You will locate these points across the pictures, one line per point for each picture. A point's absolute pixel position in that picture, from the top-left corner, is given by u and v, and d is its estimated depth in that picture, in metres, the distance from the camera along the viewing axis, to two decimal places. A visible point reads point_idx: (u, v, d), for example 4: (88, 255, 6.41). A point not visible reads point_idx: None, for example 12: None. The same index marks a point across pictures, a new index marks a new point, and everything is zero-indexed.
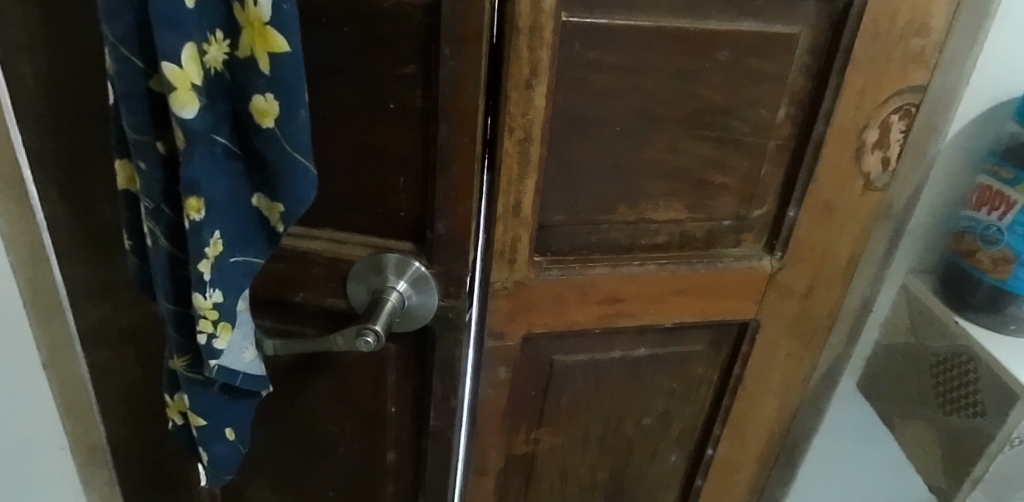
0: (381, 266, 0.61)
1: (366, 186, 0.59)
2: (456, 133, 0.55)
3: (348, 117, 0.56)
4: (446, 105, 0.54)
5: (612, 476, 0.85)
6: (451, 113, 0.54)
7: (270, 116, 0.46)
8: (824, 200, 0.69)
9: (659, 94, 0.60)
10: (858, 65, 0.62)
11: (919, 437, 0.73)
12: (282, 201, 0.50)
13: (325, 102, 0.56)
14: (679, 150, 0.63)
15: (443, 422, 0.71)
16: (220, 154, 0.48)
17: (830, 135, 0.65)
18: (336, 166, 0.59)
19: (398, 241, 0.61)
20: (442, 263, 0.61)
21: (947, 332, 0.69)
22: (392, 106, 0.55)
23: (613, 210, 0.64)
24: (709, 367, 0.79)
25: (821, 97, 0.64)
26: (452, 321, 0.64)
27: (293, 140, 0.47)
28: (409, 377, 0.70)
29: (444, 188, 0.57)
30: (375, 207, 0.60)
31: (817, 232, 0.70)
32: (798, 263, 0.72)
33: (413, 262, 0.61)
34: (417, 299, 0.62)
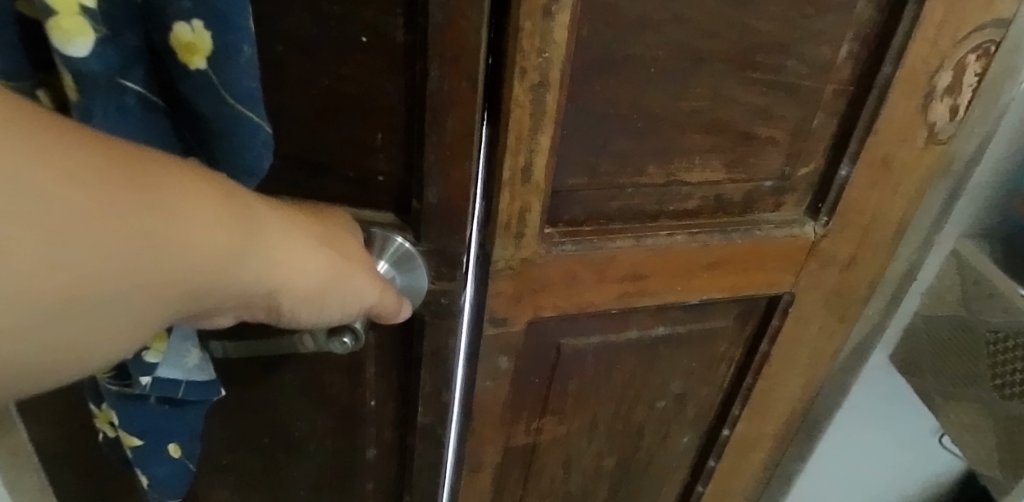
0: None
1: (335, 146, 0.46)
2: (452, 77, 0.42)
3: (309, 54, 0.42)
4: (440, 38, 0.41)
5: (619, 462, 0.77)
6: (448, 48, 0.41)
7: (200, 54, 0.32)
8: (882, 157, 0.58)
9: (704, 27, 0.47)
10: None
11: (969, 419, 0.67)
12: (225, 167, 0.37)
13: (277, 33, 0.42)
14: (722, 98, 0.51)
15: (433, 420, 0.61)
16: (132, 106, 0.35)
17: (901, 79, 0.54)
18: (294, 118, 0.45)
19: (377, 212, 0.49)
20: (432, 239, 0.49)
21: (1009, 308, 0.60)
22: (366, 41, 0.42)
23: (641, 171, 0.53)
24: (732, 344, 0.71)
25: (894, 32, 0.52)
26: (445, 307, 0.53)
27: (236, 86, 0.33)
28: (391, 369, 0.59)
29: (435, 148, 0.45)
30: (347, 171, 0.47)
31: (869, 194, 0.60)
32: (844, 230, 0.62)
33: (397, 238, 0.48)
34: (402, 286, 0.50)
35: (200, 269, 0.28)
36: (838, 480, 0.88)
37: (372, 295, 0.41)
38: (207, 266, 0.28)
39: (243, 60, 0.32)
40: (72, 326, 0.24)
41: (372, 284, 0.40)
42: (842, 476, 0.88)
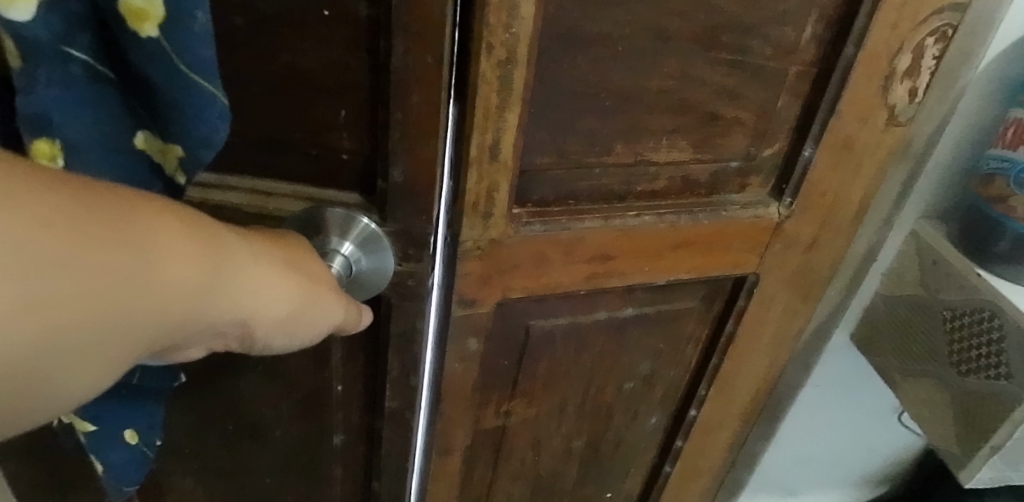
0: (320, 226, 0.47)
1: (299, 123, 0.45)
2: (416, 51, 0.41)
3: (267, 27, 0.41)
4: (404, 13, 0.40)
5: (589, 443, 0.78)
6: (412, 23, 0.40)
7: (152, 20, 0.31)
8: (845, 138, 0.59)
9: (671, 5, 0.47)
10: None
11: (926, 396, 0.69)
12: (180, 142, 0.36)
13: (235, 6, 0.40)
14: (689, 77, 0.51)
15: (401, 403, 0.60)
16: (78, 75, 0.33)
17: (864, 60, 0.54)
18: (254, 94, 0.44)
19: (340, 191, 0.48)
20: (398, 220, 0.48)
21: (965, 285, 0.62)
22: (327, 13, 0.41)
23: (608, 150, 0.53)
24: (698, 325, 0.72)
25: (857, 13, 0.53)
26: (411, 289, 0.52)
27: (190, 55, 0.32)
28: (359, 353, 0.58)
29: (400, 125, 0.44)
30: (311, 148, 0.46)
31: (832, 175, 0.61)
32: (808, 211, 0.63)
33: (361, 218, 0.47)
34: (365, 268, 0.49)
35: (164, 308, 0.26)
36: (800, 458, 0.90)
37: (340, 317, 0.39)
38: (175, 301, 0.26)
39: (196, 29, 0.31)
40: (23, 379, 0.22)
41: (339, 307, 0.39)
42: (805, 454, 0.90)
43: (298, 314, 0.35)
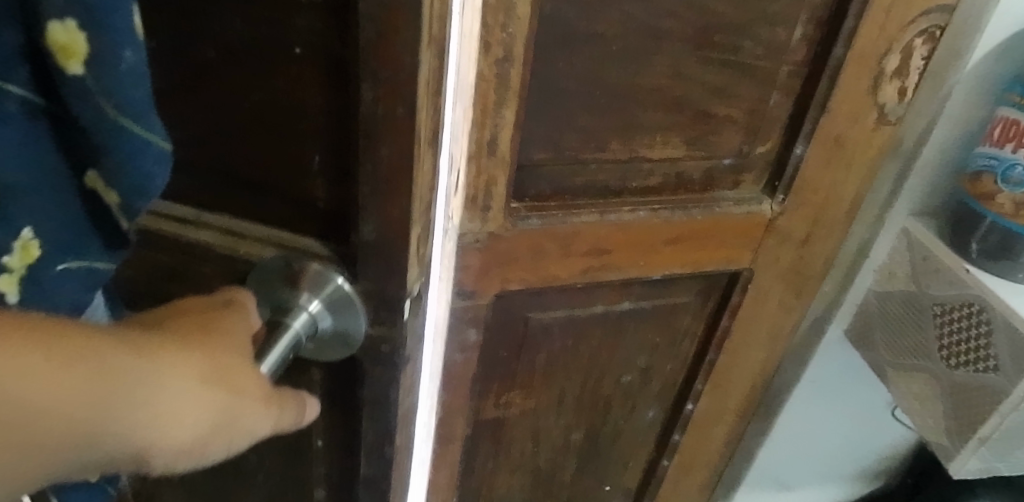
0: (289, 277, 0.41)
1: (263, 163, 0.39)
2: (388, 97, 0.34)
3: (232, 55, 0.35)
4: (373, 51, 0.33)
5: (587, 436, 0.79)
6: (381, 64, 0.33)
7: (76, 57, 0.27)
8: (835, 137, 0.61)
9: (663, 6, 0.49)
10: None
11: (917, 390, 0.69)
12: (111, 190, 0.31)
13: (198, 25, 0.35)
14: (682, 76, 0.53)
15: (376, 471, 0.53)
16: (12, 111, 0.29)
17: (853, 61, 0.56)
18: (218, 129, 0.38)
19: (313, 242, 0.41)
20: (368, 279, 0.41)
21: (955, 281, 0.64)
22: (297, 51, 0.35)
23: (604, 147, 0.55)
24: (694, 320, 0.73)
25: (845, 15, 0.54)
26: (386, 356, 0.45)
27: (116, 97, 0.28)
28: (337, 412, 0.52)
29: (372, 178, 0.37)
30: (278, 189, 0.40)
31: (824, 173, 0.63)
32: (800, 208, 0.65)
33: (334, 276, 0.41)
34: (334, 330, 0.43)
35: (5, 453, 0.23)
36: (797, 452, 0.92)
37: (271, 420, 0.35)
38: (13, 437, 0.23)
39: (122, 69, 0.27)
40: None
41: (268, 416, 0.35)
42: (801, 450, 0.91)
43: (225, 425, 0.31)
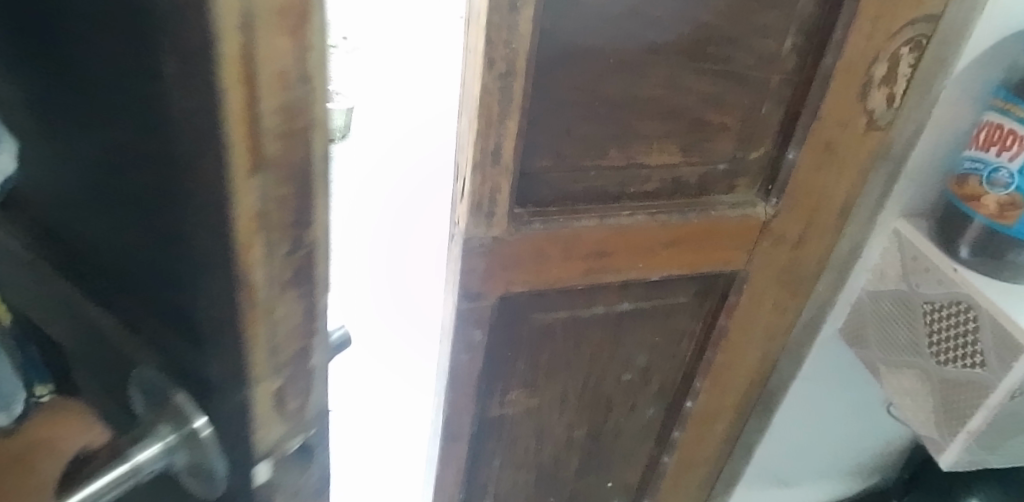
0: (153, 408, 0.25)
1: (111, 227, 0.23)
2: (204, 147, 0.17)
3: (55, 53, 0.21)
4: (159, 68, 0.16)
5: (589, 433, 0.82)
6: (177, 96, 0.16)
7: None
8: (826, 142, 0.63)
9: (658, 20, 0.51)
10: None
11: (909, 387, 0.71)
12: None
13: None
14: (678, 86, 0.56)
15: None
16: None
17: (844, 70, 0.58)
18: (73, 175, 0.24)
19: (164, 376, 0.24)
20: (228, 445, 0.24)
21: (943, 280, 0.66)
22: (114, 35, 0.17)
23: (603, 154, 0.57)
24: (692, 319, 0.76)
25: (835, 26, 0.57)
26: None
27: None
28: None
29: (215, 293, 0.20)
30: (109, 299, 0.26)
31: (816, 176, 0.65)
32: (794, 211, 0.67)
33: (197, 419, 0.24)
34: (189, 463, 0.25)
35: None
36: (794, 448, 0.94)
37: None
38: None
39: None
40: None
41: None
42: (799, 446, 0.94)
43: None
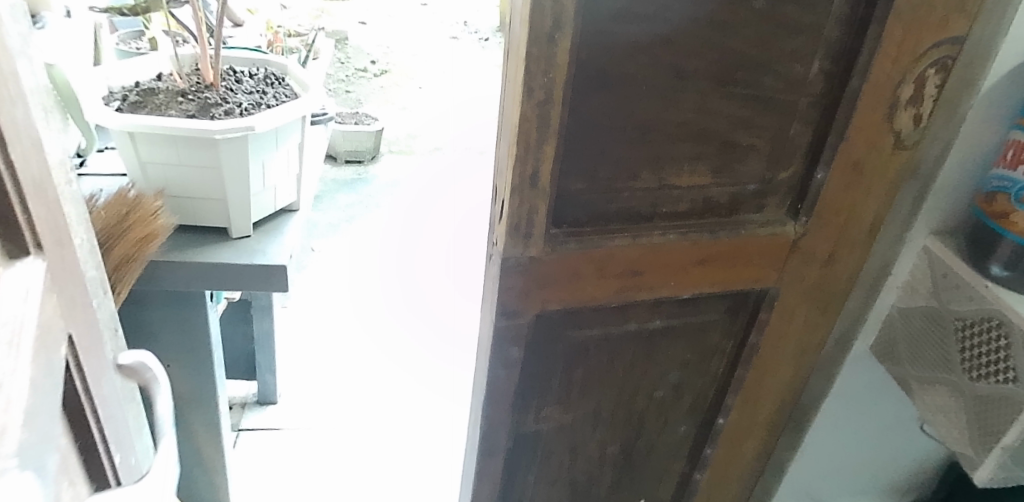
0: None
1: None
2: None
3: None
4: None
5: (622, 449, 0.83)
6: None
7: None
8: (854, 162, 0.64)
9: (688, 48, 0.53)
10: (906, 13, 0.56)
11: (941, 403, 0.72)
12: None
13: None
14: (708, 110, 0.58)
15: None
16: None
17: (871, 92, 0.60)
18: None
19: None
20: None
21: (975, 296, 0.66)
22: None
23: (636, 176, 0.59)
24: (723, 337, 0.77)
25: (861, 50, 0.58)
26: None
27: None
28: None
29: None
30: None
31: (845, 195, 0.66)
32: (823, 229, 0.68)
33: None
34: None
35: None
36: (828, 466, 0.94)
37: None
38: None
39: None
40: None
41: None
42: (831, 464, 0.94)
43: None
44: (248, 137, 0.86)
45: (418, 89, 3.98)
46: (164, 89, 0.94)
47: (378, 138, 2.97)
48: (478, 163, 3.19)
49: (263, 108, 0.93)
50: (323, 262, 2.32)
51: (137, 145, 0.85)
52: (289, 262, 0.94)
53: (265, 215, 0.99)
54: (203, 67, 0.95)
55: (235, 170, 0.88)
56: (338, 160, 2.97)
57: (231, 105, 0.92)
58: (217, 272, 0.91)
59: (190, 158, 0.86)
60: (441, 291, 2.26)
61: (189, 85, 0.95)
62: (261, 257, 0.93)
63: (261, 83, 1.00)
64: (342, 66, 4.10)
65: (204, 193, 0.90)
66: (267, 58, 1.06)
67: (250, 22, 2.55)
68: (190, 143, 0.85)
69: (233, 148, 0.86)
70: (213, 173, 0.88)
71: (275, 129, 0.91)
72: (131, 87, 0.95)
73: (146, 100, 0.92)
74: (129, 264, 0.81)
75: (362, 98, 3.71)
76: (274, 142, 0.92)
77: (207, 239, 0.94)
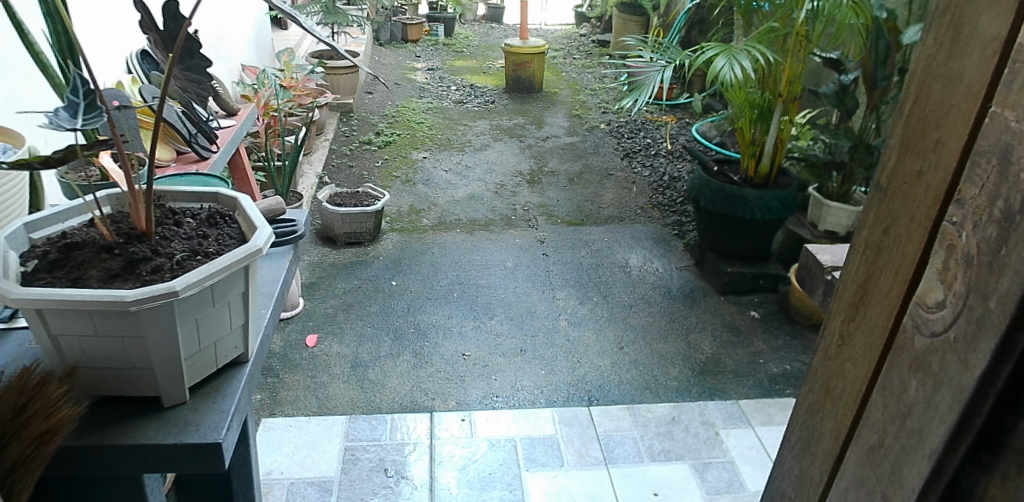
0: None
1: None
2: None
3: None
4: None
5: None
6: None
7: None
8: (923, 355, 0.47)
9: None
10: (1009, 135, 0.41)
11: None
12: None
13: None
14: None
15: None
16: None
17: (962, 261, 0.44)
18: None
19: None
20: None
21: None
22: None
23: None
24: None
25: (999, 198, 0.41)
26: None
27: None
28: None
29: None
30: None
31: (896, 383, 0.51)
32: (929, 495, 0.47)
33: None
34: None
35: None
36: None
37: None
38: None
39: None
40: None
41: None
42: None
43: None
44: (171, 302, 0.74)
45: (422, 159, 3.93)
46: (88, 243, 0.83)
47: (378, 218, 2.89)
48: (482, 236, 3.09)
49: (200, 260, 0.82)
50: (318, 359, 2.20)
51: (46, 320, 0.74)
52: (227, 437, 0.81)
53: (204, 379, 0.86)
54: (133, 213, 0.84)
55: (161, 338, 0.77)
56: (337, 242, 2.89)
57: (162, 258, 0.81)
58: (143, 453, 0.78)
59: (107, 328, 0.74)
60: (443, 387, 2.11)
61: (117, 236, 0.84)
62: (192, 432, 0.79)
63: (202, 226, 0.90)
64: (346, 139, 4.07)
65: (126, 366, 0.78)
66: (215, 191, 0.96)
67: (246, 110, 2.52)
68: (105, 313, 0.73)
69: (157, 317, 0.75)
70: (135, 344, 0.76)
71: (210, 287, 0.79)
72: (57, 237, 0.85)
73: (67, 257, 0.81)
74: (27, 465, 0.70)
75: (365, 172, 3.66)
76: (209, 300, 0.80)
77: (136, 410, 0.81)
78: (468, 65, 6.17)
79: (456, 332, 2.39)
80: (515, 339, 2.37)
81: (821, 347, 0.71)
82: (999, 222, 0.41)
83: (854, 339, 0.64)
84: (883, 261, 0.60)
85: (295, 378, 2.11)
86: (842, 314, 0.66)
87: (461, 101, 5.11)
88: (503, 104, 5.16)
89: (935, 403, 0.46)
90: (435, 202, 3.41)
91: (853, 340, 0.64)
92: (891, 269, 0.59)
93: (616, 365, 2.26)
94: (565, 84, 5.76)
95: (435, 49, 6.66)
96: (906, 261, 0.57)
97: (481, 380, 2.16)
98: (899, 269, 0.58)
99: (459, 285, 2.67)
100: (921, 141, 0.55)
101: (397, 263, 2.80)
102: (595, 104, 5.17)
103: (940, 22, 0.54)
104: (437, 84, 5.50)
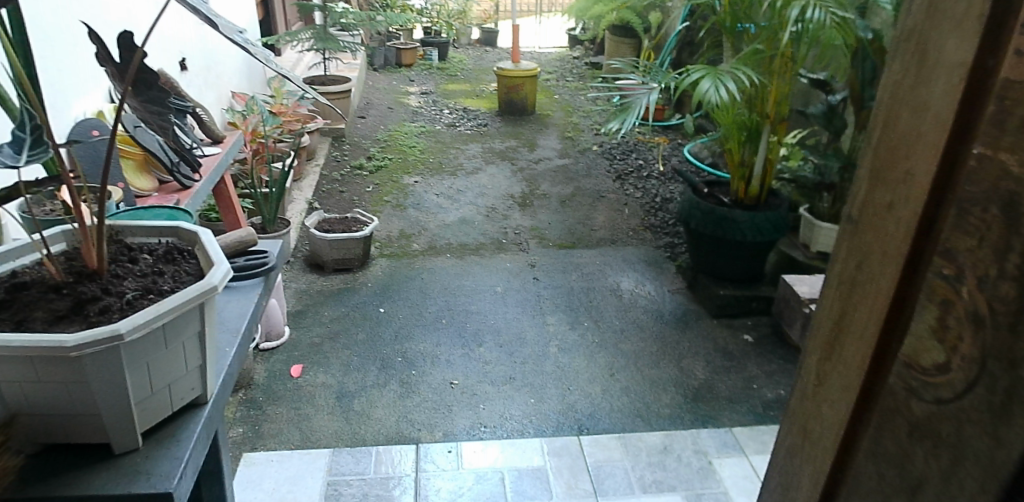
0: None
1: None
2: None
3: None
4: None
5: None
6: None
7: None
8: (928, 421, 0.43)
9: None
10: (1014, 175, 0.36)
11: None
12: None
13: None
14: None
15: None
16: None
17: (969, 317, 0.39)
18: None
19: None
20: None
21: None
22: None
23: None
24: None
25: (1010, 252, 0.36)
26: None
27: None
28: None
29: None
30: None
31: (894, 452, 0.47)
32: None
33: None
34: None
35: None
36: None
37: None
38: None
39: None
40: None
41: None
42: None
43: None
44: (116, 346, 0.71)
45: (414, 184, 3.91)
46: (36, 283, 0.80)
47: (367, 244, 2.86)
48: (473, 261, 3.05)
49: (152, 299, 0.79)
50: (302, 390, 2.15)
51: None
52: (179, 486, 0.77)
53: (158, 423, 0.82)
54: (85, 252, 0.82)
55: (108, 383, 0.73)
56: (326, 269, 2.85)
57: (113, 298, 0.78)
58: None
59: (49, 374, 0.71)
60: (430, 418, 2.06)
61: (67, 276, 0.81)
62: (143, 482, 0.75)
63: (159, 262, 0.87)
64: (337, 164, 4.06)
65: (72, 412, 0.74)
66: (175, 226, 0.94)
67: (232, 137, 2.51)
68: (46, 359, 0.70)
69: (102, 362, 0.71)
70: (80, 390, 0.72)
71: (161, 328, 0.76)
72: (6, 277, 0.82)
73: (13, 299, 0.78)
74: None
75: (356, 197, 3.64)
76: (161, 342, 0.76)
77: (85, 458, 0.77)
78: (461, 89, 6.20)
79: (444, 360, 2.34)
80: (504, 367, 2.32)
81: (797, 385, 0.67)
82: (1016, 277, 0.36)
83: (832, 381, 0.60)
84: (857, 298, 0.57)
85: (278, 411, 2.06)
86: (819, 353, 0.63)
87: (454, 124, 5.12)
88: (496, 127, 5.17)
89: (958, 478, 0.40)
90: (426, 227, 3.38)
91: (830, 382, 0.61)
92: (864, 306, 0.56)
93: (608, 393, 2.22)
94: (558, 106, 5.77)
95: (429, 73, 6.69)
96: (879, 300, 0.54)
97: (469, 410, 2.11)
98: (873, 307, 0.54)
99: (448, 311, 2.63)
100: (892, 172, 0.52)
101: (385, 290, 2.76)
102: (588, 126, 5.18)
103: (906, 47, 0.52)
104: (430, 107, 5.51)
